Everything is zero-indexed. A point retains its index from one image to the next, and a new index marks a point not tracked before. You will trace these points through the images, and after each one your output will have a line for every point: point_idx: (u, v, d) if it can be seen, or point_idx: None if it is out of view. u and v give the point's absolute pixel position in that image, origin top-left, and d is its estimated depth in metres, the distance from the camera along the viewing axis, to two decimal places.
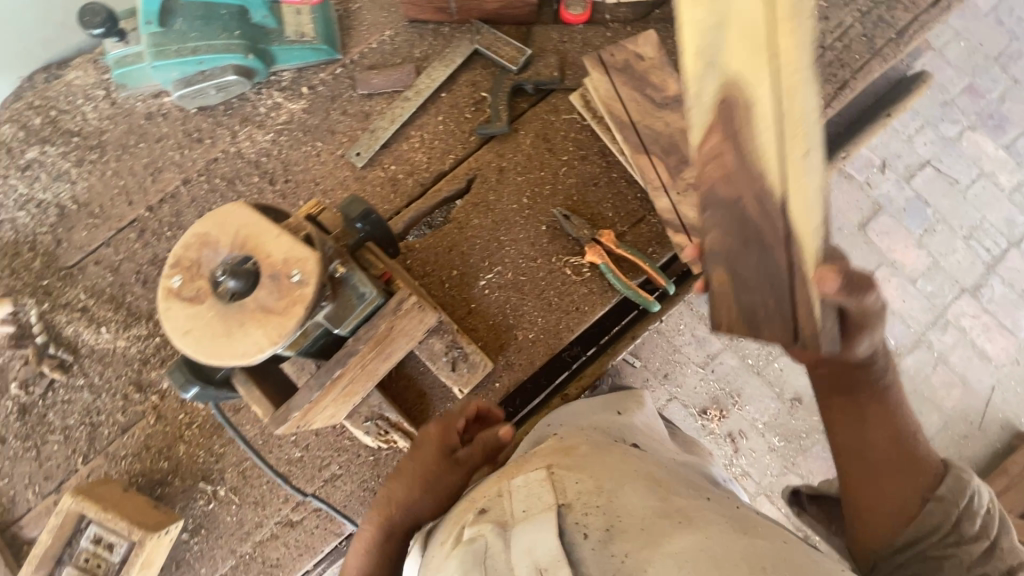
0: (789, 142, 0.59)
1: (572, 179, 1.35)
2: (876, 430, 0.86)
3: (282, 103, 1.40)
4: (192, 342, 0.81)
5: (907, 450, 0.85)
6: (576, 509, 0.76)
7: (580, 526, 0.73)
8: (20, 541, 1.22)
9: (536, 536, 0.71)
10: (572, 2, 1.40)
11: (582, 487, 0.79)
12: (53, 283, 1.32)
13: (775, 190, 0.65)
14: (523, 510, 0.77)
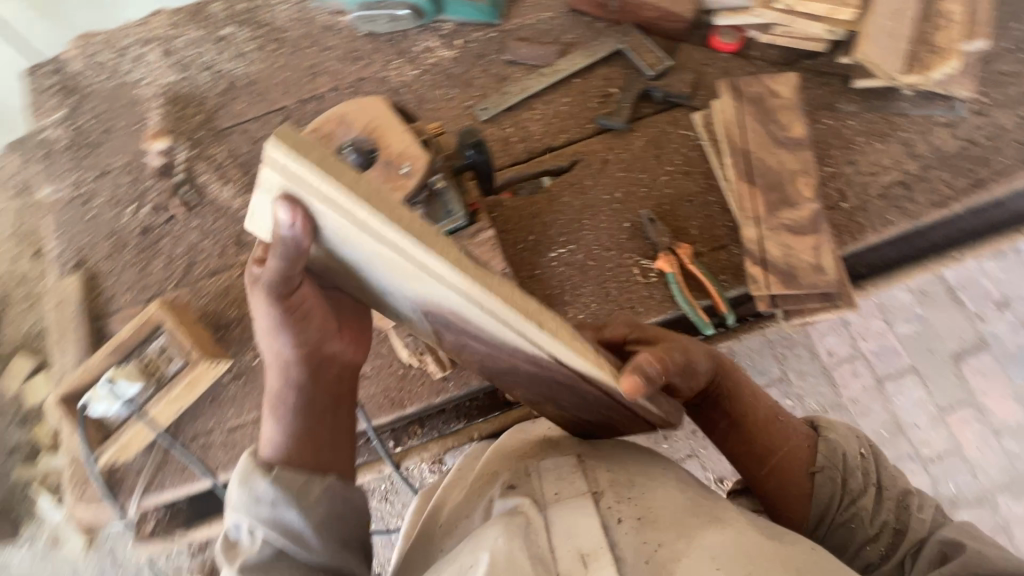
0: (494, 304, 0.66)
1: (669, 190, 1.38)
2: (750, 416, 1.09)
3: (436, 48, 1.55)
4: None
5: (775, 426, 1.07)
6: (609, 495, 0.84)
7: (612, 517, 0.81)
8: (104, 333, 1.41)
9: (577, 520, 0.79)
10: (725, 31, 1.45)
11: (611, 477, 0.88)
12: (203, 137, 1.52)
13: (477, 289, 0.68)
14: (555, 492, 0.85)
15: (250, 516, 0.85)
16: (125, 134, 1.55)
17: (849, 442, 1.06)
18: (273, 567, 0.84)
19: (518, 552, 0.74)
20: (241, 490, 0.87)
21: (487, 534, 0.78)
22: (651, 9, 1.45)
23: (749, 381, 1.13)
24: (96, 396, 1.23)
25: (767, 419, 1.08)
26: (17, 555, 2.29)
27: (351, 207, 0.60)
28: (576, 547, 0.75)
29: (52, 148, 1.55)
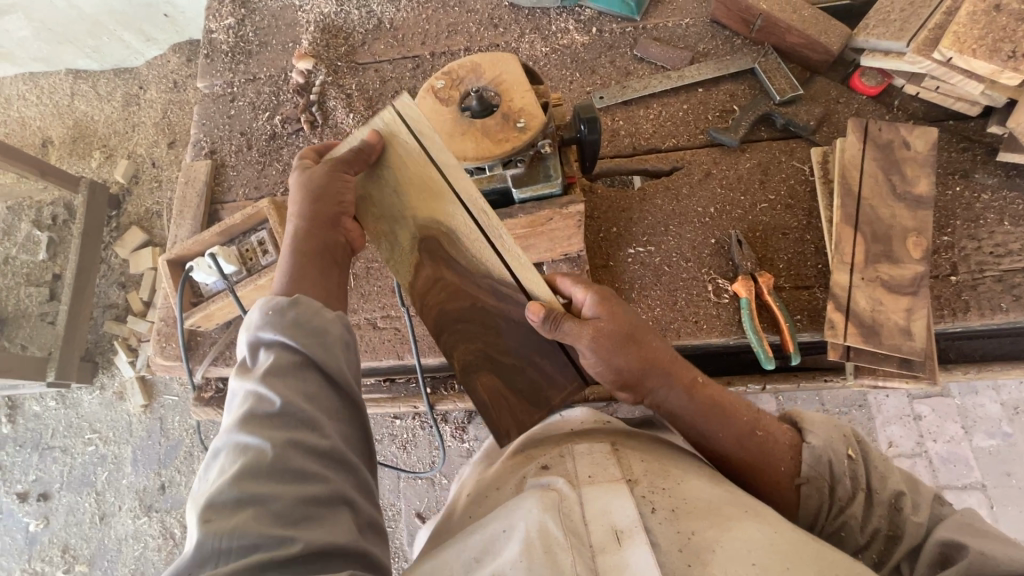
0: (480, 229, 0.96)
1: (765, 218, 1.35)
2: (710, 414, 0.96)
3: (571, 30, 1.58)
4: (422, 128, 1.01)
5: (741, 422, 0.95)
6: (641, 486, 0.81)
7: (646, 505, 0.78)
8: (216, 217, 1.58)
9: (611, 498, 0.76)
10: (870, 73, 1.38)
11: (644, 467, 0.85)
12: (340, 67, 1.66)
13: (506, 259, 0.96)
14: (589, 475, 0.81)
15: (272, 324, 0.79)
16: (277, 50, 1.72)
17: (837, 445, 0.91)
18: (291, 372, 0.76)
19: (554, 522, 0.71)
20: (267, 307, 0.81)
21: (522, 501, 0.75)
22: (797, 34, 1.40)
23: (726, 393, 0.99)
24: (200, 264, 1.34)
25: (744, 438, 0.94)
26: (86, 396, 2.58)
27: (420, 162, 0.95)
28: (612, 524, 0.73)
29: (215, 48, 1.74)
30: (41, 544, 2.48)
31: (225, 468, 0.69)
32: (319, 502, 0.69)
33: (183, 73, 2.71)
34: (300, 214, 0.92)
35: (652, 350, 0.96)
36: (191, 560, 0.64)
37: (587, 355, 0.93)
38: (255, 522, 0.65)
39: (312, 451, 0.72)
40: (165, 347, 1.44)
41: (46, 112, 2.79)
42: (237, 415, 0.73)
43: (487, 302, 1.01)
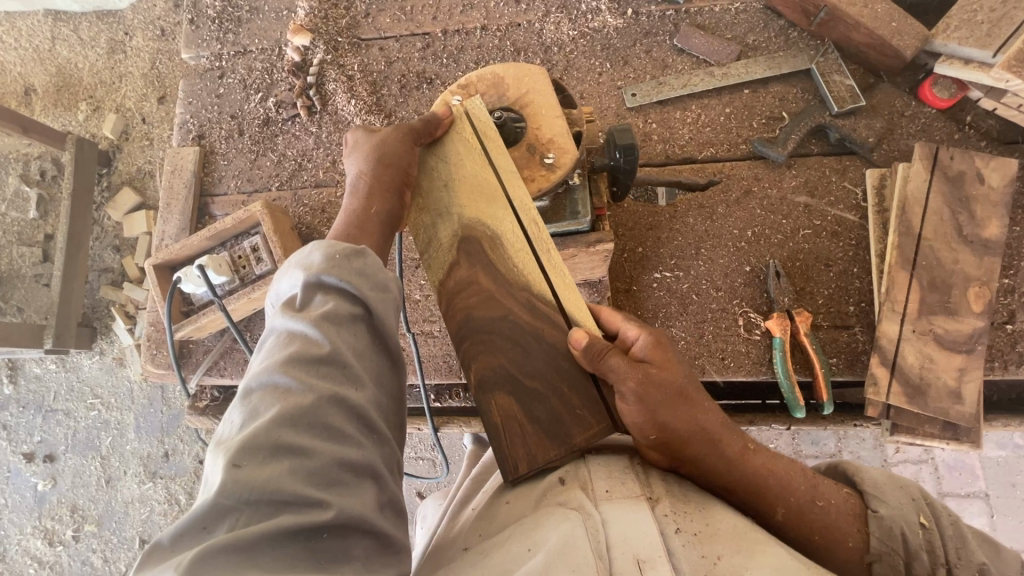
0: (530, 240, 0.88)
1: (808, 246, 1.22)
2: (761, 474, 0.80)
3: (603, 11, 1.39)
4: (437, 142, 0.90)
5: (789, 479, 0.80)
6: (667, 508, 0.71)
7: (673, 531, 0.68)
8: (207, 211, 1.46)
9: (632, 521, 0.66)
10: (944, 82, 1.20)
11: (668, 487, 0.76)
12: (342, 43, 1.47)
13: (544, 288, 0.88)
14: (606, 489, 0.73)
15: (330, 269, 0.72)
16: (270, 18, 1.52)
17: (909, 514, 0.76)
18: (344, 322, 0.71)
19: (577, 545, 0.63)
20: (324, 252, 0.74)
21: (544, 521, 0.67)
22: (866, 33, 1.22)
23: (776, 457, 0.83)
24: (188, 275, 1.23)
25: (802, 513, 0.77)
26: (85, 362, 2.54)
27: (482, 165, 0.88)
28: (634, 551, 0.63)
29: (201, 13, 1.55)
30: (50, 503, 2.52)
31: (260, 411, 0.63)
32: (349, 468, 0.63)
33: (172, 21, 2.47)
34: (363, 171, 0.85)
35: (701, 408, 0.81)
36: (212, 504, 0.57)
37: (628, 400, 0.78)
38: (288, 477, 0.59)
39: (349, 409, 0.66)
40: (156, 355, 1.36)
41: (26, 57, 2.57)
42: (279, 356, 0.67)
43: (520, 317, 0.88)
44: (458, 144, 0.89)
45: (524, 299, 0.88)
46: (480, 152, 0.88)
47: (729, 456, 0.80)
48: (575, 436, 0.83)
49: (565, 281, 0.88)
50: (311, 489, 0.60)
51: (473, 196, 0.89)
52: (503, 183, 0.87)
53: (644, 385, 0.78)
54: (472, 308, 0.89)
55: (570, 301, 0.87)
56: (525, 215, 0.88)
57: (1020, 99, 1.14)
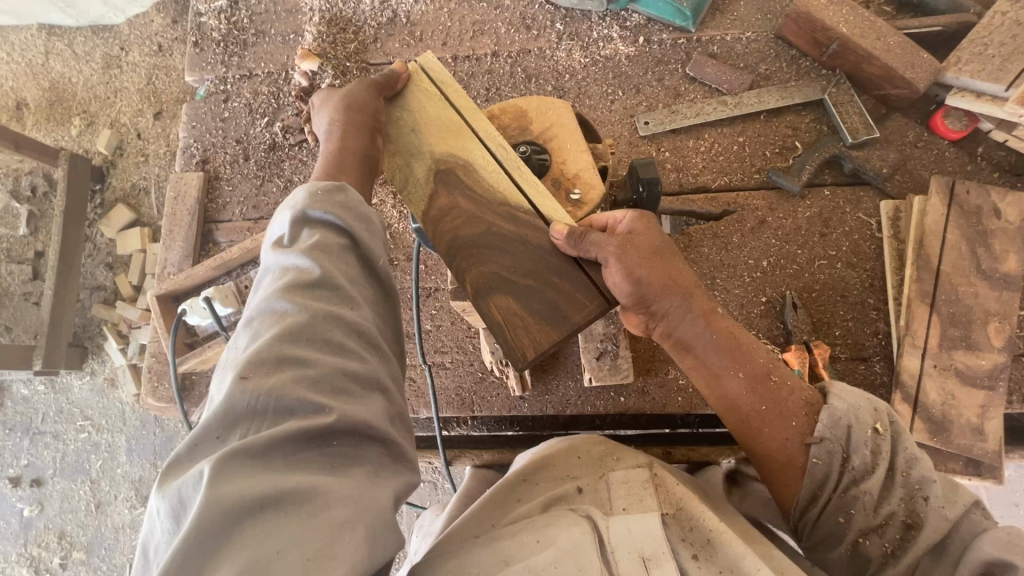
0: (501, 162, 0.86)
1: (824, 276, 1.22)
2: (724, 338, 0.86)
3: (615, 39, 1.39)
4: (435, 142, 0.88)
5: (746, 344, 0.88)
6: (681, 522, 0.79)
7: (684, 546, 0.77)
8: (210, 237, 1.42)
9: (637, 524, 0.77)
10: (956, 114, 1.21)
11: (683, 492, 0.83)
12: (351, 68, 1.45)
13: (518, 199, 0.85)
14: (623, 506, 0.82)
15: (315, 204, 0.74)
16: (277, 41, 1.51)
17: (863, 417, 0.82)
18: (335, 251, 0.73)
19: (586, 548, 0.74)
20: (308, 191, 0.77)
21: (555, 521, 0.78)
22: (878, 65, 1.23)
23: (735, 324, 0.89)
24: (193, 307, 1.20)
25: (758, 388, 0.86)
26: (76, 382, 2.47)
27: (443, 106, 0.90)
28: (638, 549, 0.74)
29: (205, 35, 1.53)
30: (36, 529, 2.44)
31: (261, 333, 0.66)
32: (354, 379, 0.66)
33: (169, 36, 2.44)
34: (337, 122, 0.86)
35: (688, 288, 0.86)
36: (223, 413, 0.60)
37: (617, 273, 0.79)
38: (292, 381, 0.62)
39: (345, 324, 0.69)
40: (157, 387, 1.31)
41: (18, 72, 2.53)
42: (275, 285, 0.70)
43: (503, 227, 0.84)
44: (419, 85, 0.92)
45: (501, 210, 0.84)
46: (442, 92, 0.91)
47: (698, 322, 0.86)
48: (574, 319, 0.80)
49: (533, 180, 0.85)
50: (315, 395, 0.63)
51: (441, 132, 0.89)
52: (468, 113, 0.89)
53: (628, 252, 0.80)
54: (454, 226, 0.85)
55: (544, 200, 0.84)
56: (487, 130, 0.88)
57: None
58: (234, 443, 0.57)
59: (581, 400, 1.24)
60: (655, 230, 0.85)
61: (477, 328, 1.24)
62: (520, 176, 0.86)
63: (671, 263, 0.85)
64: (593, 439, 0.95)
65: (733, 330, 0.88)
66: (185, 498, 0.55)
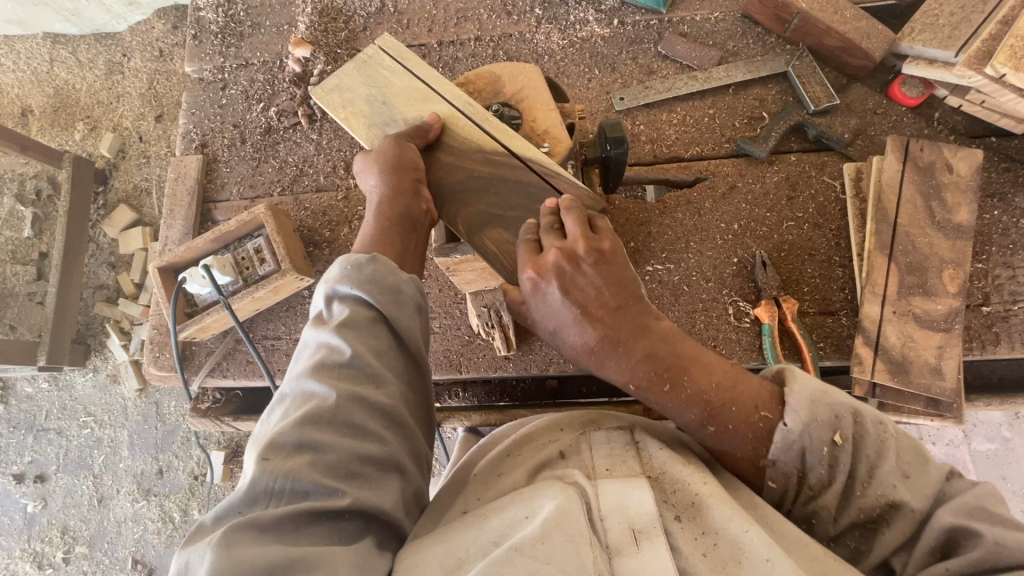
0: (472, 115, 0.98)
1: (792, 237, 1.28)
2: (679, 360, 0.85)
3: (591, 22, 1.47)
4: (407, 108, 1.02)
5: (700, 363, 0.85)
6: (663, 486, 0.81)
7: (667, 509, 0.78)
8: (209, 217, 1.49)
9: (627, 490, 0.77)
10: (911, 82, 1.29)
11: (665, 457, 0.84)
12: (341, 55, 1.53)
13: (489, 143, 0.96)
14: (607, 468, 0.83)
15: (344, 279, 0.86)
16: (271, 32, 1.59)
17: (819, 431, 0.76)
18: (361, 328, 0.83)
19: (575, 514, 0.73)
20: (342, 265, 0.88)
21: (543, 490, 0.77)
22: (837, 37, 1.30)
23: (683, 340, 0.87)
24: (193, 276, 1.28)
25: (712, 412, 0.82)
26: (79, 378, 2.52)
27: (406, 76, 1.05)
28: (629, 519, 0.74)
29: (204, 28, 1.61)
30: (40, 525, 2.48)
31: (292, 411, 0.77)
32: (371, 462, 0.76)
33: (169, 41, 2.53)
34: (377, 189, 0.94)
35: (625, 313, 0.86)
36: (248, 490, 0.71)
37: (576, 334, 0.87)
38: (310, 468, 0.72)
39: (368, 404, 0.79)
40: (159, 357, 1.37)
41: (24, 79, 2.62)
42: (310, 363, 0.81)
43: (481, 171, 0.96)
44: (394, 66, 1.06)
45: (480, 156, 0.97)
46: (411, 70, 1.05)
47: (648, 342, 0.85)
48: None
49: (501, 126, 0.97)
50: (332, 477, 0.73)
51: (416, 103, 1.02)
52: (434, 83, 1.03)
53: (569, 295, 0.85)
54: (442, 175, 0.98)
55: (514, 143, 0.96)
56: (454, 94, 1.01)
57: (982, 95, 1.22)
58: (258, 513, 0.68)
59: (563, 358, 1.30)
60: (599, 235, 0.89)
61: (463, 293, 1.31)
62: (492, 125, 0.97)
63: (621, 279, 0.87)
64: (578, 411, 0.96)
65: (671, 353, 0.85)
66: (196, 567, 0.65)
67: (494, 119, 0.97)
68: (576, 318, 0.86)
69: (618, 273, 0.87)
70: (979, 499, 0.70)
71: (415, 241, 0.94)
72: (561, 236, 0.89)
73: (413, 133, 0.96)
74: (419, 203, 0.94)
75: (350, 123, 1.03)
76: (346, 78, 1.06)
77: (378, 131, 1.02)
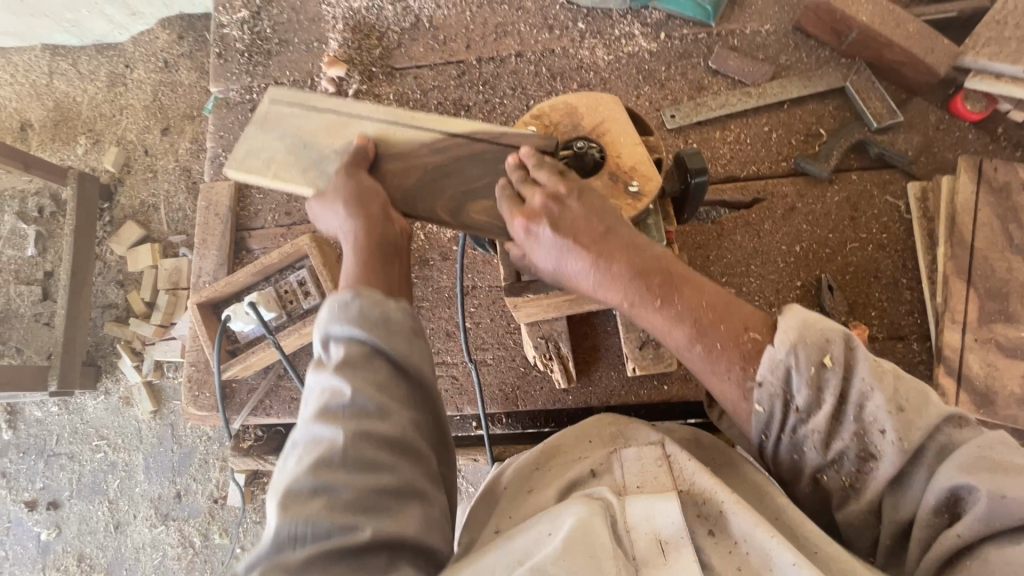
0: (401, 121, 0.95)
1: (855, 258, 1.24)
2: (662, 293, 0.78)
3: (636, 36, 1.42)
4: (329, 142, 0.95)
5: (682, 288, 0.78)
6: (694, 499, 0.78)
7: (699, 523, 0.76)
8: (243, 245, 1.42)
9: (654, 501, 0.75)
10: (975, 96, 1.25)
11: (696, 468, 0.81)
12: (377, 73, 1.47)
13: (435, 137, 0.93)
14: (637, 486, 0.81)
15: (333, 316, 0.78)
16: (300, 50, 1.52)
17: (806, 350, 0.69)
18: (360, 361, 0.75)
19: (600, 530, 0.70)
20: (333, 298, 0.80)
21: (566, 506, 0.74)
22: (898, 51, 1.26)
23: (670, 262, 0.80)
24: (237, 313, 1.21)
25: (701, 330, 0.76)
26: (90, 402, 2.45)
27: (311, 113, 0.98)
28: (655, 531, 0.72)
29: (228, 46, 1.54)
30: (55, 553, 2.41)
31: (300, 458, 0.70)
32: (391, 497, 0.69)
33: (175, 52, 2.44)
34: (342, 224, 0.89)
35: (617, 236, 0.80)
36: (270, 545, 0.65)
37: (576, 262, 0.80)
38: (326, 515, 0.66)
39: (378, 438, 0.71)
40: (198, 396, 1.32)
41: (22, 93, 2.53)
42: (312, 406, 0.74)
43: (434, 159, 0.92)
44: (292, 103, 0.99)
45: (430, 149, 0.93)
46: (316, 105, 0.99)
47: (633, 277, 0.78)
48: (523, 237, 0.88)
49: (436, 119, 0.94)
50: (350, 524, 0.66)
51: (337, 133, 0.96)
52: (345, 107, 0.98)
53: (558, 228, 0.79)
54: (395, 174, 0.92)
55: (457, 125, 0.93)
56: (376, 113, 0.97)
57: None
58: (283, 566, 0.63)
59: (624, 391, 1.25)
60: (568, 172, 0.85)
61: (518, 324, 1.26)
62: (428, 123, 0.94)
63: (608, 220, 0.81)
64: (604, 421, 0.95)
65: (664, 266, 0.80)
66: None
67: (427, 117, 0.95)
68: (566, 260, 0.81)
69: (603, 202, 0.82)
70: (984, 449, 0.65)
71: (398, 267, 0.88)
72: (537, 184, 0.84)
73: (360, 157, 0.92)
74: (392, 223, 0.88)
75: (281, 176, 0.94)
76: (251, 137, 0.98)
77: (313, 173, 0.93)
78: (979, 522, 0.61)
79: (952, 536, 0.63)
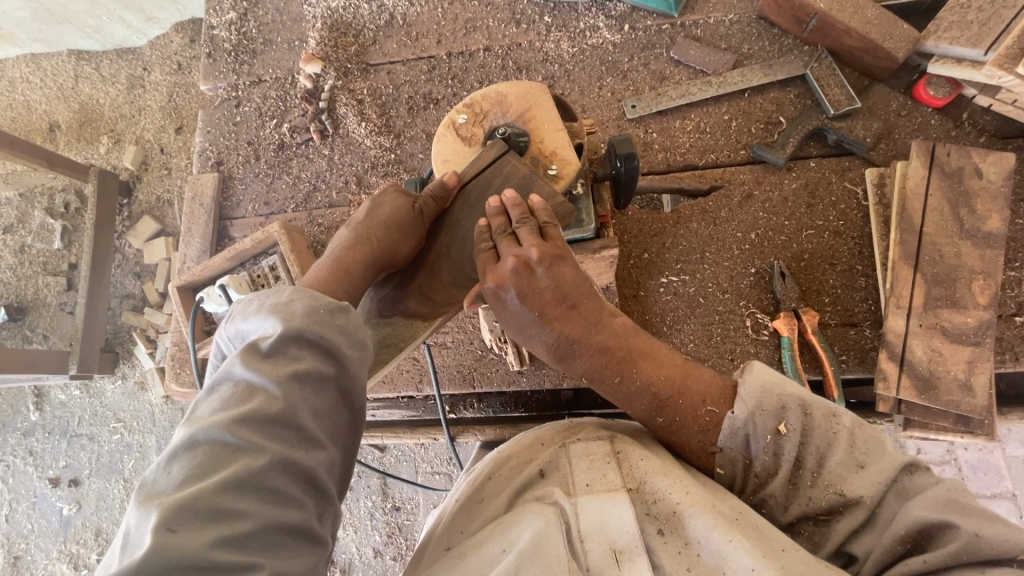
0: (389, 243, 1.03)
1: (812, 245, 1.24)
2: (632, 368, 0.90)
3: (601, 28, 1.44)
4: None
5: (647, 354, 0.91)
6: (644, 497, 0.77)
7: (649, 523, 0.75)
8: (226, 233, 1.52)
9: (606, 509, 0.75)
10: (938, 82, 1.23)
11: (648, 466, 0.79)
12: (352, 69, 1.54)
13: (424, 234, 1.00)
14: (587, 483, 0.79)
15: None
16: (283, 49, 1.60)
17: (763, 419, 0.78)
18: None
19: (555, 540, 0.71)
20: None
21: (519, 520, 0.74)
22: (857, 38, 1.25)
23: (639, 339, 0.92)
24: (210, 295, 1.25)
25: (661, 402, 0.88)
26: (109, 385, 2.60)
27: None
28: (609, 540, 0.72)
29: (217, 46, 1.63)
30: (75, 527, 2.57)
31: None
32: None
33: (186, 55, 2.57)
34: None
35: (580, 314, 0.91)
36: None
37: (544, 332, 0.92)
38: (183, 528, 0.61)
39: None
40: (180, 373, 1.41)
41: (50, 95, 2.69)
42: None
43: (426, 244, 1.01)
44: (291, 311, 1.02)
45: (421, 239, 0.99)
46: None
47: (604, 346, 0.91)
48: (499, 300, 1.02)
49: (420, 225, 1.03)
50: (216, 551, 0.61)
51: None
52: None
53: (524, 297, 0.89)
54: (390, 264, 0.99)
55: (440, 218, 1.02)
56: None
57: (1014, 95, 1.17)
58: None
59: None
60: (551, 228, 0.90)
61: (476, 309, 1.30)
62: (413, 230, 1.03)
63: (582, 304, 0.91)
64: (557, 427, 0.91)
65: (621, 343, 0.91)
66: None
67: None
68: (549, 335, 0.92)
69: (571, 275, 0.90)
70: (953, 491, 0.68)
71: None
72: (515, 242, 0.90)
73: (359, 243, 0.96)
74: None
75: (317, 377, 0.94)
76: None
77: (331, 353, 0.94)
78: (947, 553, 0.63)
79: (918, 560, 0.64)
